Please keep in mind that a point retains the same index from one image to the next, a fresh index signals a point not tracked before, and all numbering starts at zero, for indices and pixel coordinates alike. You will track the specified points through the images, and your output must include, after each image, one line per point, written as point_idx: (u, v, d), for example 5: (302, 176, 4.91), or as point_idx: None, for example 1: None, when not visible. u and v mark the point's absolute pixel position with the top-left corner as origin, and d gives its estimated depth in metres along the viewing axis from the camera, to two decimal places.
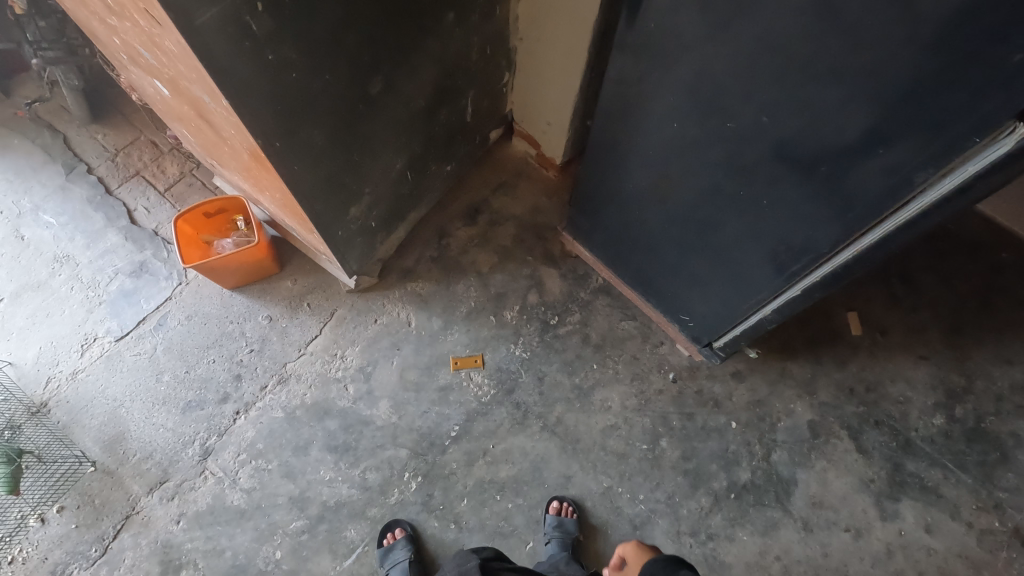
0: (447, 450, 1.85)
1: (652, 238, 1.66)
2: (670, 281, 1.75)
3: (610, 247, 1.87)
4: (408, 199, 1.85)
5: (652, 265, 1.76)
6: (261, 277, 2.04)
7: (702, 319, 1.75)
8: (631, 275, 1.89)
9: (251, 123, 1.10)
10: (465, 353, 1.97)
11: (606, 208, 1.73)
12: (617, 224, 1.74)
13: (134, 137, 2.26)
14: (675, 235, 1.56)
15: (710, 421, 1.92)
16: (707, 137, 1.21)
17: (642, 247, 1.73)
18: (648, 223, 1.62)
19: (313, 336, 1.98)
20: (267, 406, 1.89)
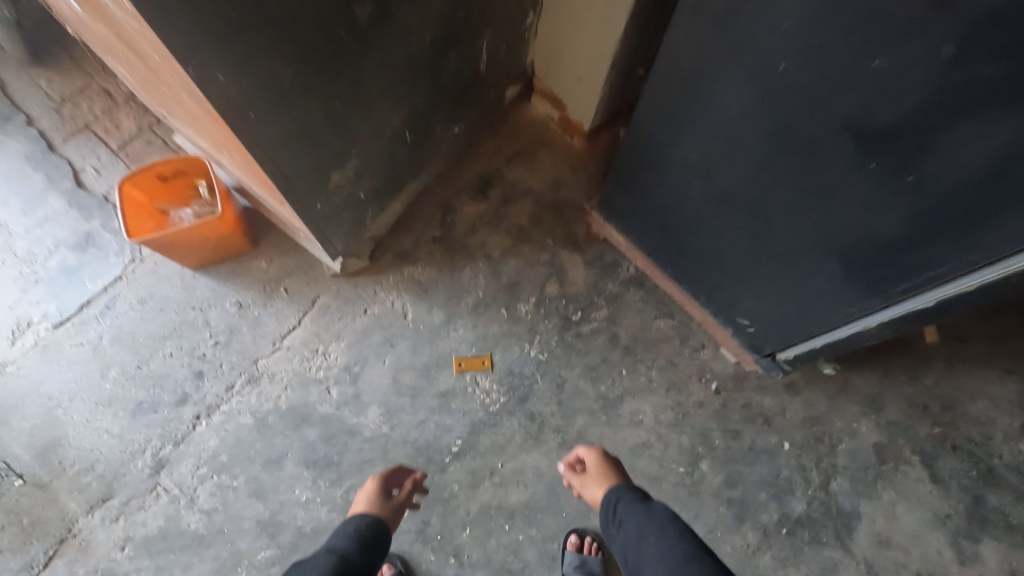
0: (447, 469, 1.56)
1: (707, 227, 1.33)
2: (723, 279, 1.43)
3: (648, 233, 1.54)
4: (407, 168, 1.51)
5: (703, 258, 1.44)
6: (230, 255, 1.71)
7: (762, 327, 1.43)
8: (671, 268, 1.56)
9: (177, 47, 0.76)
10: (471, 354, 1.66)
11: (651, 186, 1.39)
12: (663, 207, 1.41)
13: (84, 83, 1.90)
14: (741, 226, 1.23)
15: (759, 441, 1.63)
16: (820, 94, 0.84)
17: (693, 236, 1.40)
18: (703, 209, 1.29)
19: (291, 328, 1.67)
20: (234, 411, 1.58)
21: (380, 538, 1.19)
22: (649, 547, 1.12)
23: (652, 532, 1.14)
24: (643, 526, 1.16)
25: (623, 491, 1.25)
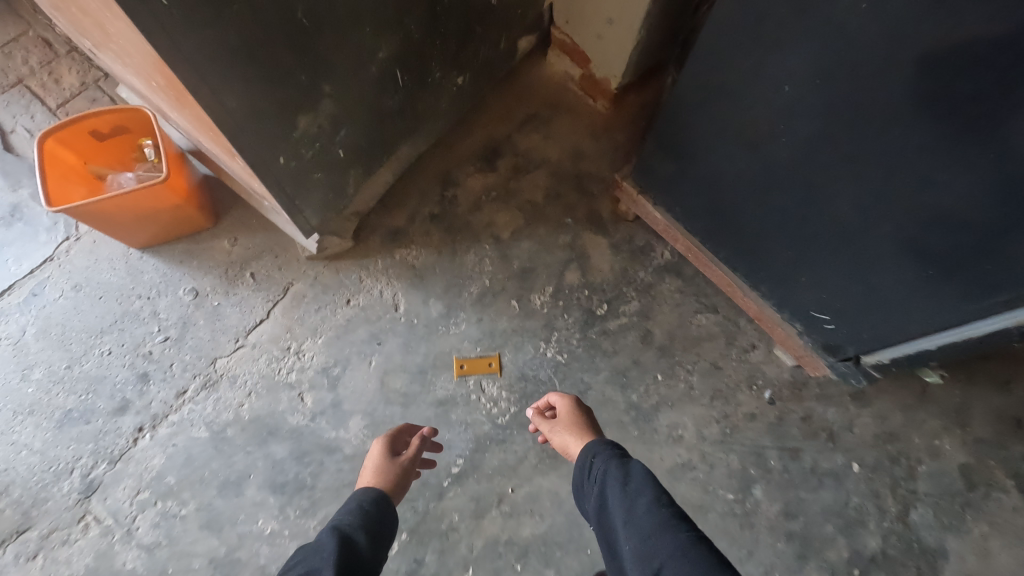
0: (445, 494, 1.27)
1: (776, 203, 1.04)
2: (788, 272, 1.14)
3: (691, 212, 1.24)
4: (399, 126, 1.22)
5: (763, 245, 1.14)
6: (186, 233, 1.42)
7: (838, 330, 1.14)
8: (720, 253, 1.27)
9: None
10: (476, 354, 1.38)
11: (701, 150, 1.08)
12: (715, 177, 1.11)
13: (19, 31, 1.61)
14: (805, 200, 0.98)
15: (823, 462, 1.35)
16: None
17: (753, 217, 1.11)
18: (774, 179, 1.00)
19: (257, 322, 1.38)
20: (185, 422, 1.30)
21: (383, 525, 0.96)
22: (618, 517, 0.87)
23: (624, 499, 0.88)
24: (614, 491, 0.90)
25: (595, 446, 0.99)
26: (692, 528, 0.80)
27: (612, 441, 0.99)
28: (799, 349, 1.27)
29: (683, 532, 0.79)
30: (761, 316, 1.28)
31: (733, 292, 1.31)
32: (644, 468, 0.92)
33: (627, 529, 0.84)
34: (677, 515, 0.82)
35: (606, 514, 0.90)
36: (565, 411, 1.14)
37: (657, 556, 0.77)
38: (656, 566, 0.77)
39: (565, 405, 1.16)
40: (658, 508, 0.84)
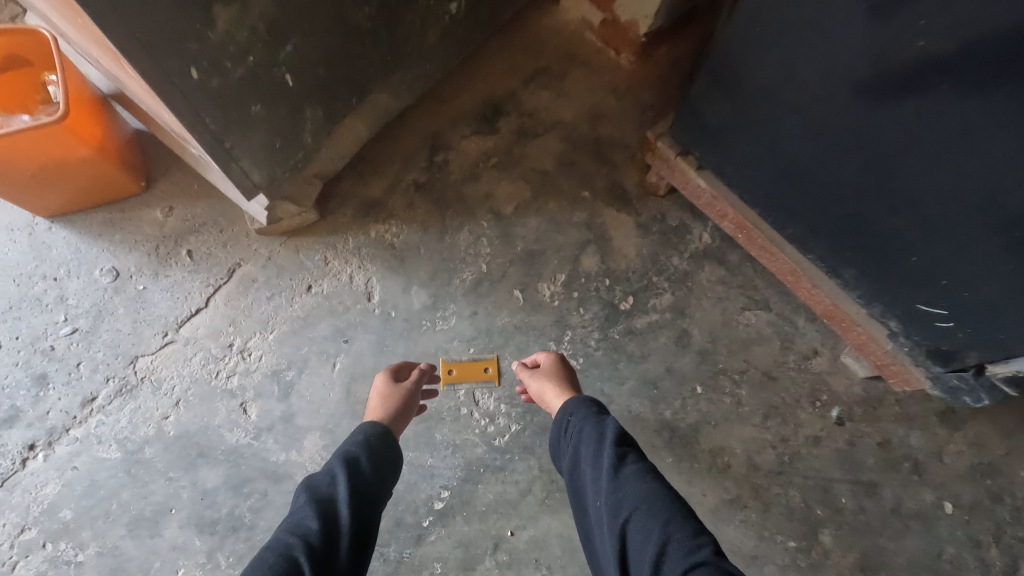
0: (426, 537, 0.99)
1: (890, 154, 0.73)
2: (889, 254, 0.84)
3: (746, 178, 0.95)
4: (371, 57, 0.93)
5: (855, 219, 0.84)
6: (109, 199, 1.13)
7: (953, 331, 0.85)
8: (784, 230, 0.98)
9: None
10: (468, 358, 1.09)
11: (777, 85, 0.78)
12: (796, 123, 0.80)
13: None
14: (883, 165, 0.75)
15: (906, 501, 1.06)
16: None
17: (847, 177, 0.80)
18: (896, 115, 0.69)
19: (191, 311, 1.09)
20: (90, 439, 1.01)
21: (391, 453, 0.88)
22: (588, 474, 0.84)
23: (593, 455, 0.84)
24: (585, 450, 0.86)
25: (572, 402, 0.92)
26: (661, 480, 0.79)
27: (590, 397, 0.92)
28: (887, 357, 0.97)
29: (652, 485, 0.78)
30: (832, 314, 1.00)
31: (796, 283, 1.03)
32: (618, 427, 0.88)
33: (597, 486, 0.81)
34: (647, 470, 0.81)
35: (575, 471, 0.86)
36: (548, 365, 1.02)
37: (627, 507, 0.76)
38: (624, 518, 0.76)
39: (551, 365, 1.01)
40: (630, 464, 0.81)
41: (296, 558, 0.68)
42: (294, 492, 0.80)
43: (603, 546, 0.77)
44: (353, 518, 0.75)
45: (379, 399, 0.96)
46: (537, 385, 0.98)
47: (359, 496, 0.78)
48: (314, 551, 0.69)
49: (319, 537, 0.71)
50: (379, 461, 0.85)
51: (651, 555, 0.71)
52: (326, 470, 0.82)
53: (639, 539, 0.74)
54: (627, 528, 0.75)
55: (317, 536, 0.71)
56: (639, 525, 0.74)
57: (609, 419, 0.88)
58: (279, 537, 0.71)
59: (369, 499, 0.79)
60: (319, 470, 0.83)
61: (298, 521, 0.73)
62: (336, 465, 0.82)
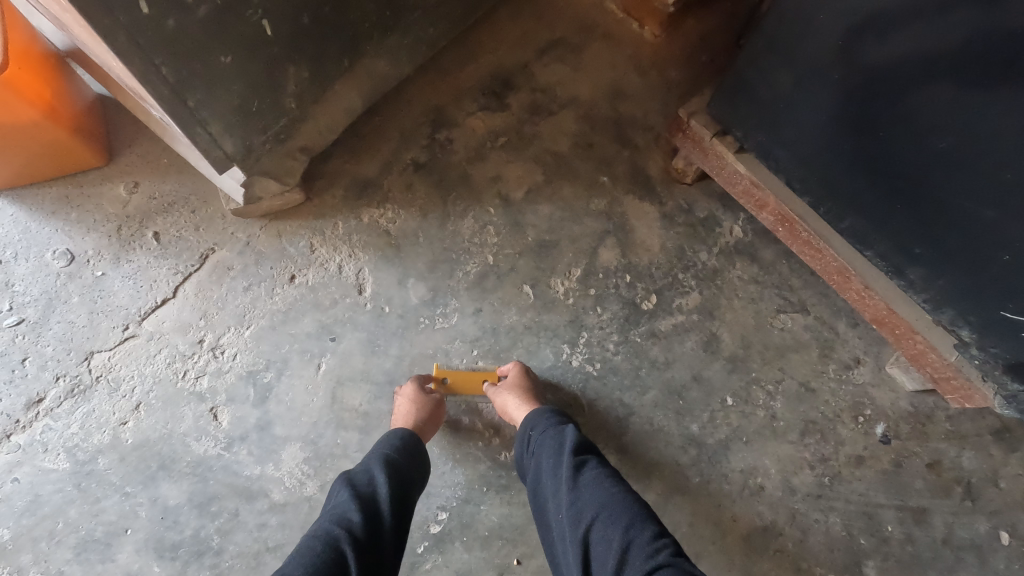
0: (420, 566, 0.87)
1: (983, 133, 0.63)
2: (966, 253, 0.73)
3: (797, 168, 0.85)
4: (366, 9, 0.80)
5: (931, 213, 0.73)
6: (64, 173, 0.99)
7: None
8: (835, 223, 0.86)
9: None
10: (463, 369, 0.95)
11: (853, 47, 0.66)
12: (867, 103, 0.70)
13: None
14: (972, 145, 0.64)
15: (959, 531, 0.95)
16: None
17: (924, 164, 0.70)
18: (998, 85, 0.59)
19: (156, 302, 0.96)
20: (35, 448, 0.88)
21: (426, 461, 0.82)
22: (548, 489, 0.75)
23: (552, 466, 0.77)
24: (545, 465, 0.77)
25: (533, 416, 0.83)
26: (622, 485, 0.72)
27: (550, 408, 0.84)
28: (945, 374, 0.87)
29: (612, 490, 0.71)
30: (884, 319, 0.89)
31: (844, 283, 0.91)
32: (580, 435, 0.79)
33: (558, 500, 0.73)
34: (607, 474, 0.73)
35: (537, 489, 0.77)
36: (507, 375, 0.93)
37: (588, 514, 0.69)
38: (586, 527, 0.68)
39: (514, 379, 0.91)
40: (589, 471, 0.74)
41: (342, 550, 0.64)
42: (332, 484, 0.75)
43: (566, 562, 0.69)
44: (395, 520, 0.70)
45: (406, 407, 0.88)
46: (497, 398, 0.90)
47: (401, 498, 0.73)
48: (358, 542, 0.65)
49: (363, 528, 0.67)
50: (418, 466, 0.80)
51: (614, 562, 0.64)
52: (363, 469, 0.76)
53: (601, 548, 0.66)
54: (590, 538, 0.67)
55: (362, 528, 0.67)
56: (601, 532, 0.67)
57: (569, 428, 0.80)
58: (323, 525, 0.67)
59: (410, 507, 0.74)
60: (356, 467, 0.78)
61: (339, 513, 0.69)
62: (375, 465, 0.76)
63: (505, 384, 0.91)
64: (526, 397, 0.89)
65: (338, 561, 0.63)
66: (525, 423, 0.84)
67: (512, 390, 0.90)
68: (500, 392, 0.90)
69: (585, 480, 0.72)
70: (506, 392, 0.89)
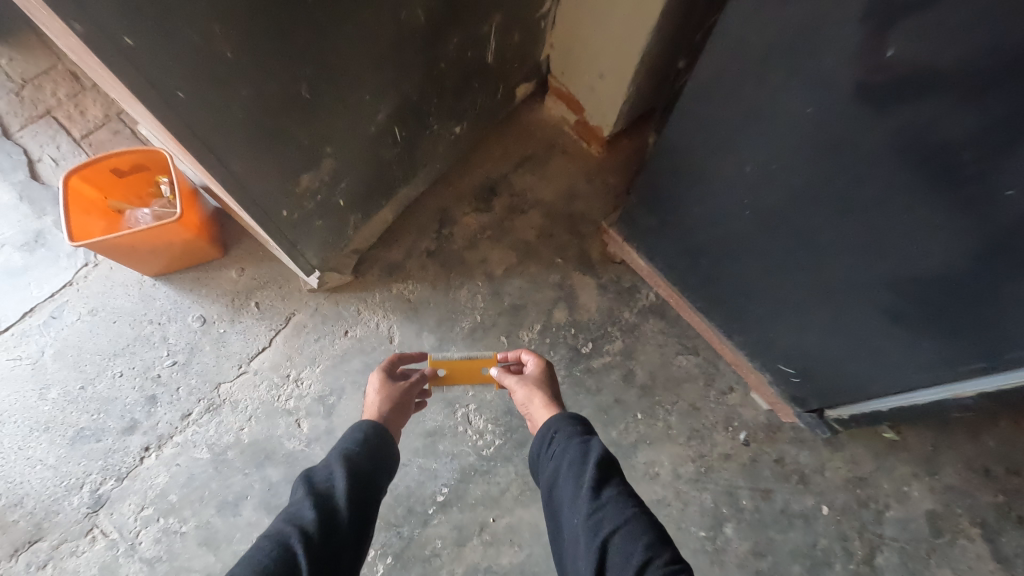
0: (430, 522, 1.35)
1: (788, 269, 1.03)
2: (849, 312, 0.99)
3: (712, 250, 1.17)
4: (397, 172, 1.29)
5: (834, 244, 0.89)
6: (196, 262, 1.50)
7: (910, 339, 0.93)
8: (740, 239, 1.06)
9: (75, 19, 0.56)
10: (461, 358, 1.25)
11: (871, 49, 0.63)
12: (719, 243, 1.14)
13: (49, 65, 1.72)
14: (790, 281, 1.05)
15: (793, 503, 1.40)
16: (816, 115, 0.75)
17: (783, 273, 1.05)
18: (772, 249, 1.02)
19: (260, 349, 1.46)
20: (189, 443, 1.38)
21: (383, 450, 1.03)
22: (567, 491, 0.93)
23: (572, 474, 0.93)
24: (567, 469, 0.95)
25: (558, 421, 1.00)
26: (638, 505, 0.89)
27: (574, 416, 1.01)
28: (827, 338, 1.08)
29: (632, 510, 0.87)
30: (736, 361, 1.38)
31: (711, 338, 1.40)
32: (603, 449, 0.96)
33: (576, 504, 0.90)
34: (624, 493, 0.90)
35: (554, 485, 0.95)
36: (533, 371, 1.17)
37: (609, 527, 0.85)
38: (607, 536, 0.84)
39: (543, 375, 1.15)
40: (611, 488, 0.90)
41: (294, 544, 0.82)
42: (293, 482, 0.93)
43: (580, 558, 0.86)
44: (347, 514, 0.90)
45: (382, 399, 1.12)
46: (524, 387, 1.13)
47: (354, 495, 0.92)
48: (309, 538, 0.83)
49: (315, 526, 0.85)
50: (372, 455, 1.00)
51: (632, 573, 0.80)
52: (325, 468, 0.95)
53: (620, 557, 0.82)
54: (610, 546, 0.84)
55: (314, 526, 0.85)
56: (623, 544, 0.83)
57: (593, 442, 0.97)
58: (277, 526, 0.85)
59: (363, 500, 0.93)
60: (319, 465, 0.97)
61: (296, 513, 0.87)
62: (335, 465, 0.96)
63: (535, 377, 1.15)
64: (551, 398, 1.11)
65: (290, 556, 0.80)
66: (548, 424, 1.01)
67: (537, 386, 1.13)
68: (529, 384, 1.13)
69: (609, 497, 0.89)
70: (526, 387, 1.12)
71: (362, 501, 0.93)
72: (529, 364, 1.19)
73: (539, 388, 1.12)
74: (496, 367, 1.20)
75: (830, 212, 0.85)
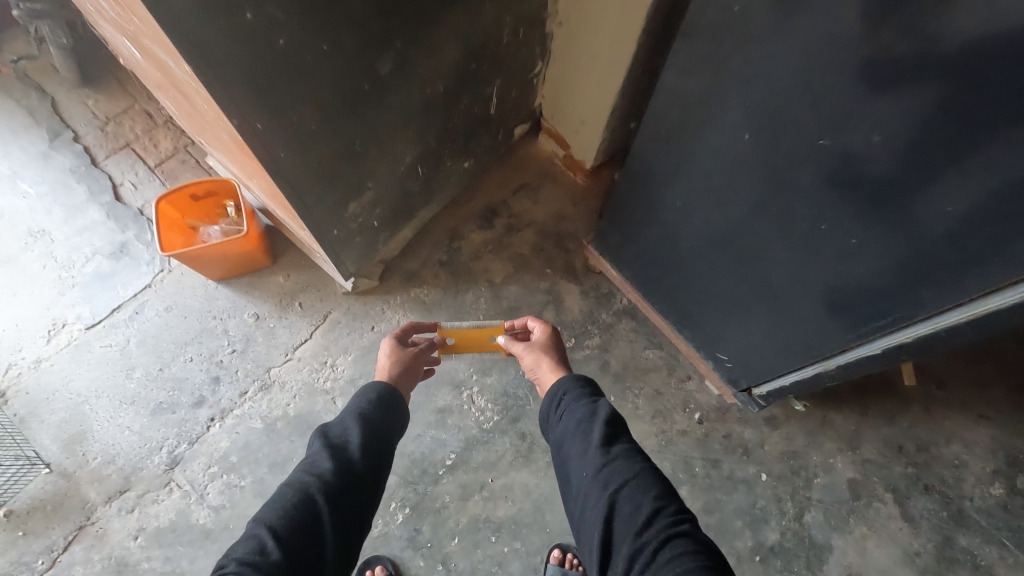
0: (440, 480, 1.66)
1: (721, 274, 1.33)
2: (770, 306, 1.26)
3: (665, 261, 1.50)
4: (418, 198, 1.63)
5: (746, 254, 1.20)
6: (250, 269, 1.84)
7: (810, 327, 1.20)
8: (683, 254, 1.39)
9: (230, 114, 0.89)
10: (469, 328, 1.57)
11: (742, 129, 0.95)
12: (668, 256, 1.46)
13: (128, 105, 2.07)
14: (719, 283, 1.36)
15: (738, 471, 1.71)
16: (718, 169, 1.07)
17: (717, 277, 1.35)
18: (705, 261, 1.34)
19: (302, 340, 1.78)
20: (246, 415, 1.70)
21: (389, 411, 1.20)
22: (578, 446, 1.08)
23: (578, 434, 1.09)
24: (578, 427, 1.11)
25: (568, 384, 1.19)
26: (643, 460, 1.03)
27: (581, 381, 1.19)
28: (768, 315, 1.29)
29: (639, 464, 1.01)
30: (690, 352, 1.72)
31: (670, 333, 1.75)
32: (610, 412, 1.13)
33: (587, 456, 1.05)
34: (631, 450, 1.05)
35: (565, 441, 1.11)
36: (540, 339, 1.44)
37: (620, 477, 0.99)
38: (619, 485, 0.98)
39: (547, 342, 1.43)
40: (619, 445, 1.05)
41: (313, 491, 0.97)
42: (310, 437, 1.10)
43: (593, 504, 0.99)
44: (359, 463, 1.05)
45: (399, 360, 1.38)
46: (533, 352, 1.40)
47: (366, 448, 1.09)
48: (326, 484, 0.99)
49: (331, 473, 1.01)
50: (382, 411, 1.18)
51: (642, 514, 0.94)
52: (342, 426, 1.12)
53: (630, 502, 0.96)
54: (622, 493, 0.97)
55: (331, 473, 1.01)
56: (633, 492, 0.96)
57: (601, 404, 1.14)
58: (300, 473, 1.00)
59: (371, 448, 1.09)
60: (336, 423, 1.13)
61: (315, 463, 1.03)
62: (350, 424, 1.12)
63: (541, 343, 1.43)
64: (556, 362, 1.36)
65: (309, 501, 0.96)
66: (560, 387, 1.19)
67: (543, 352, 1.40)
68: (536, 349, 1.40)
69: (619, 453, 1.03)
70: (535, 353, 1.39)
71: (370, 449, 1.09)
72: (534, 332, 1.49)
73: (545, 352, 1.40)
74: (504, 337, 1.49)
75: (743, 229, 1.14)
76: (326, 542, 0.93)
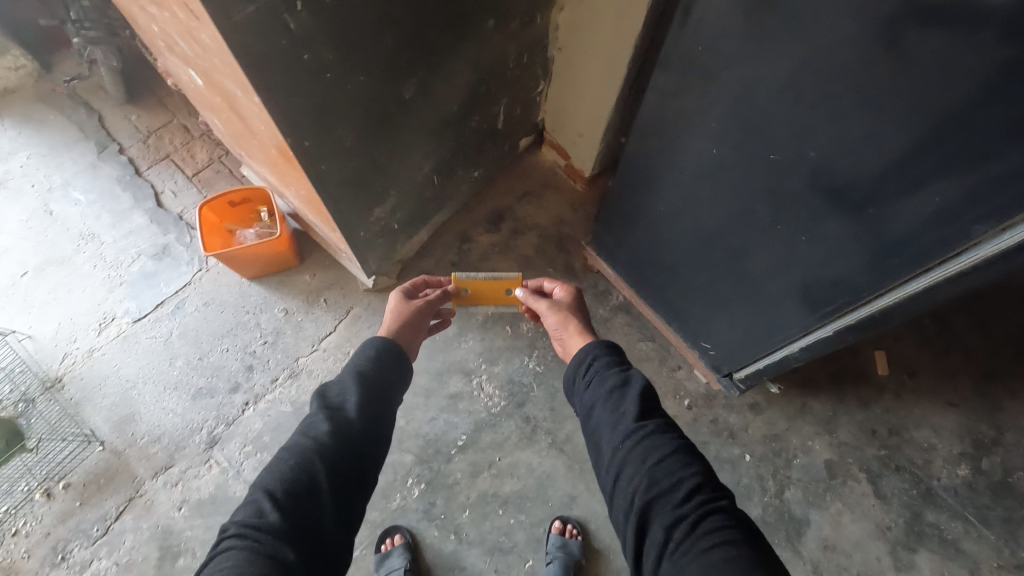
0: (452, 459, 1.83)
1: (704, 269, 1.49)
2: (746, 295, 1.41)
3: (654, 260, 1.67)
4: (433, 204, 1.81)
5: (724, 251, 1.36)
6: (280, 269, 2.03)
7: (780, 314, 1.36)
8: (669, 252, 1.56)
9: (284, 133, 1.07)
10: (485, 277, 1.59)
11: (712, 145, 1.13)
12: (657, 255, 1.64)
13: (167, 120, 2.27)
14: (701, 279, 1.53)
15: (723, 452, 1.87)
16: (695, 177, 1.24)
17: (700, 272, 1.52)
18: (688, 258, 1.51)
19: (327, 333, 1.97)
20: (277, 400, 1.87)
21: (386, 370, 1.26)
22: (610, 417, 1.07)
23: (610, 404, 1.09)
24: (611, 399, 1.10)
25: (595, 349, 1.19)
26: (676, 435, 1.03)
27: (608, 348, 1.19)
28: (744, 305, 1.45)
29: (672, 439, 1.01)
30: (679, 343, 1.89)
31: (662, 326, 1.92)
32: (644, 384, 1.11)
33: (620, 427, 1.05)
34: (664, 425, 1.04)
35: (595, 411, 1.11)
36: (564, 302, 1.50)
37: (657, 451, 0.99)
38: (658, 459, 0.98)
39: (572, 305, 1.49)
40: (653, 421, 1.04)
41: (309, 454, 1.05)
42: (312, 396, 1.19)
43: (627, 476, 0.99)
44: (352, 427, 1.13)
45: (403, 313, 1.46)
46: (559, 314, 1.46)
47: (360, 413, 1.15)
48: (321, 446, 1.07)
49: (326, 435, 1.08)
50: (379, 368, 1.25)
51: (679, 488, 0.94)
52: (340, 389, 1.19)
53: (666, 475, 0.96)
54: (659, 465, 0.97)
55: (325, 435, 1.08)
56: (670, 466, 0.97)
57: (634, 376, 1.13)
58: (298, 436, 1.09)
59: (367, 410, 1.16)
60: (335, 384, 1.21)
61: (313, 426, 1.11)
62: (347, 389, 1.19)
63: (565, 306, 1.49)
64: (582, 326, 1.42)
65: (305, 465, 1.03)
66: (586, 356, 1.19)
67: (568, 314, 1.46)
68: (562, 311, 1.46)
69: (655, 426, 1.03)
70: (561, 315, 1.46)
71: (366, 411, 1.16)
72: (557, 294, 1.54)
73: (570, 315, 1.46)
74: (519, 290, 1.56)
75: (716, 231, 1.32)
76: (325, 501, 1.01)
